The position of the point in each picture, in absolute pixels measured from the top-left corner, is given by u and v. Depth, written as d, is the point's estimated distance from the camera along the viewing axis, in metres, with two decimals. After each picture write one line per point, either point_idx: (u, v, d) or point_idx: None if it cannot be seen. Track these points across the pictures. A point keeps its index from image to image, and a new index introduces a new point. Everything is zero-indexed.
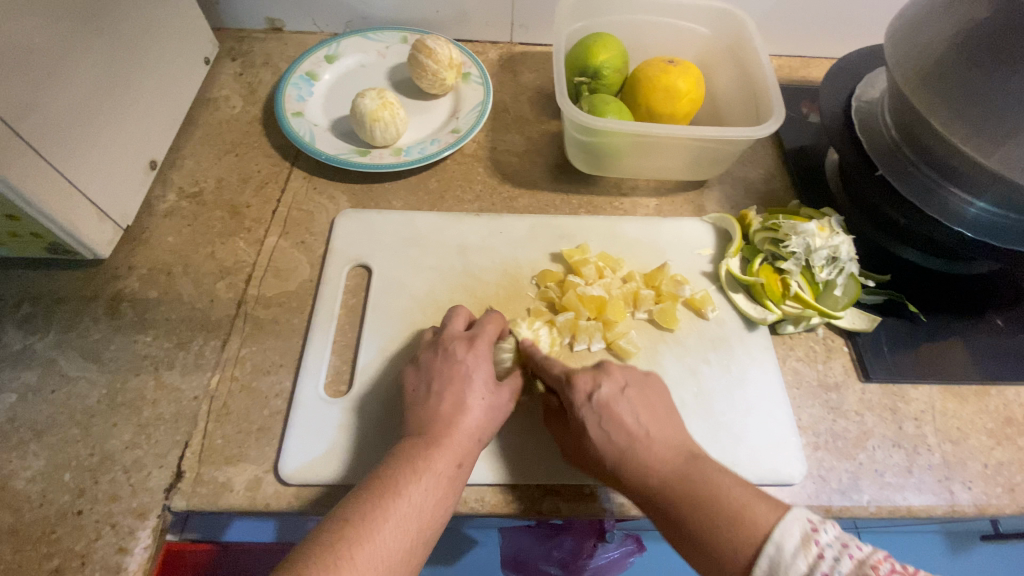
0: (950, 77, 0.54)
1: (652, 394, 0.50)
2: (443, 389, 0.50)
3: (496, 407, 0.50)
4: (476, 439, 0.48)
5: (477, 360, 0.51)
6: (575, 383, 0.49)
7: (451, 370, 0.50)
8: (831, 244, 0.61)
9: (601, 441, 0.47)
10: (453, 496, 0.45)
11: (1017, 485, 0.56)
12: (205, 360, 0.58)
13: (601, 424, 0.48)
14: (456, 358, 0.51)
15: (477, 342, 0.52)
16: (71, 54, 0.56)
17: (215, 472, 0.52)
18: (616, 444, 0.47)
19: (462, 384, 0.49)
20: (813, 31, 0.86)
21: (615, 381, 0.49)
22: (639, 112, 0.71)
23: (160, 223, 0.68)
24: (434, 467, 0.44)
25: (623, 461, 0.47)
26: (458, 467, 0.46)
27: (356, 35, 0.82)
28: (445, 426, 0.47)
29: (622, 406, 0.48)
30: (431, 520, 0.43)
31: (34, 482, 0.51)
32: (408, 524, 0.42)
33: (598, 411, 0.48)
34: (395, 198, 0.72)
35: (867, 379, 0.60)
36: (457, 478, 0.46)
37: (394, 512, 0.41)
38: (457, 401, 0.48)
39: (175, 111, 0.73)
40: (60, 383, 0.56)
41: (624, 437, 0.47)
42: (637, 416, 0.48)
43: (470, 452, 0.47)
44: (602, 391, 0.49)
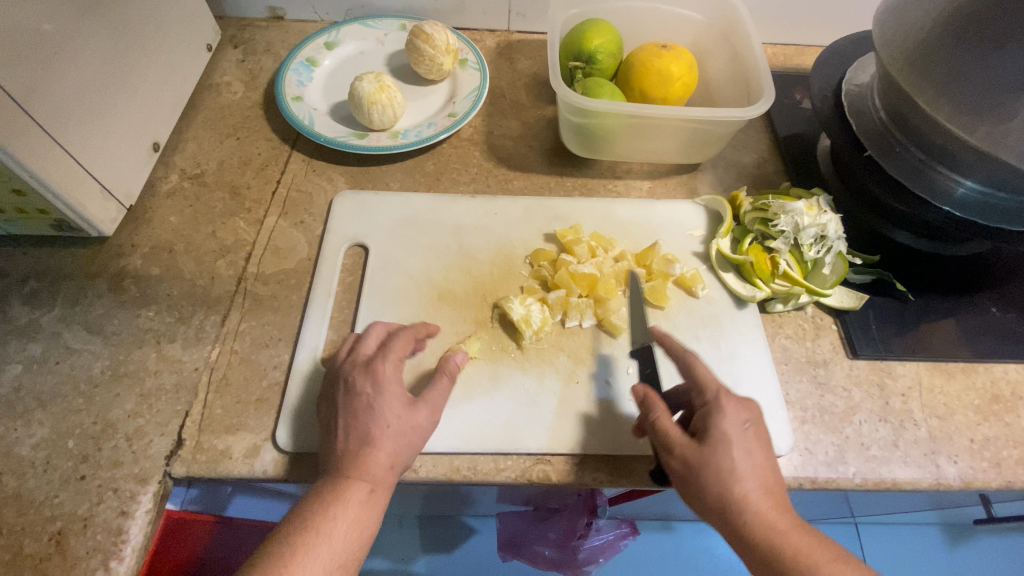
0: (934, 57, 0.55)
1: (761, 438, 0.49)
2: (349, 420, 0.49)
3: (410, 430, 0.49)
4: (388, 466, 0.47)
5: (377, 387, 0.50)
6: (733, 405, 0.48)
7: (354, 401, 0.49)
8: (819, 223, 0.62)
9: (742, 470, 0.45)
10: (371, 520, 0.46)
11: (1002, 460, 0.56)
12: (206, 334, 0.60)
13: (746, 456, 0.46)
14: (358, 388, 0.50)
15: (376, 366, 0.51)
16: (79, 36, 0.57)
17: (215, 440, 0.54)
18: (746, 480, 0.45)
19: (364, 416, 0.48)
20: (806, 19, 0.87)
21: (751, 415, 0.49)
22: (632, 97, 0.72)
23: (163, 203, 0.70)
24: (343, 498, 0.45)
25: (748, 496, 0.45)
26: (371, 493, 0.46)
27: (355, 23, 0.84)
28: (353, 456, 0.47)
29: (757, 443, 0.47)
30: (348, 548, 0.45)
31: (38, 449, 0.52)
32: (320, 559, 0.43)
33: (747, 440, 0.47)
34: (393, 180, 0.73)
35: (855, 356, 0.61)
36: (372, 503, 0.46)
37: (303, 550, 0.43)
38: (362, 434, 0.48)
39: (178, 96, 0.74)
40: (65, 355, 0.58)
41: (758, 476, 0.46)
42: (765, 457, 0.47)
43: (386, 478, 0.47)
44: (751, 425, 0.48)
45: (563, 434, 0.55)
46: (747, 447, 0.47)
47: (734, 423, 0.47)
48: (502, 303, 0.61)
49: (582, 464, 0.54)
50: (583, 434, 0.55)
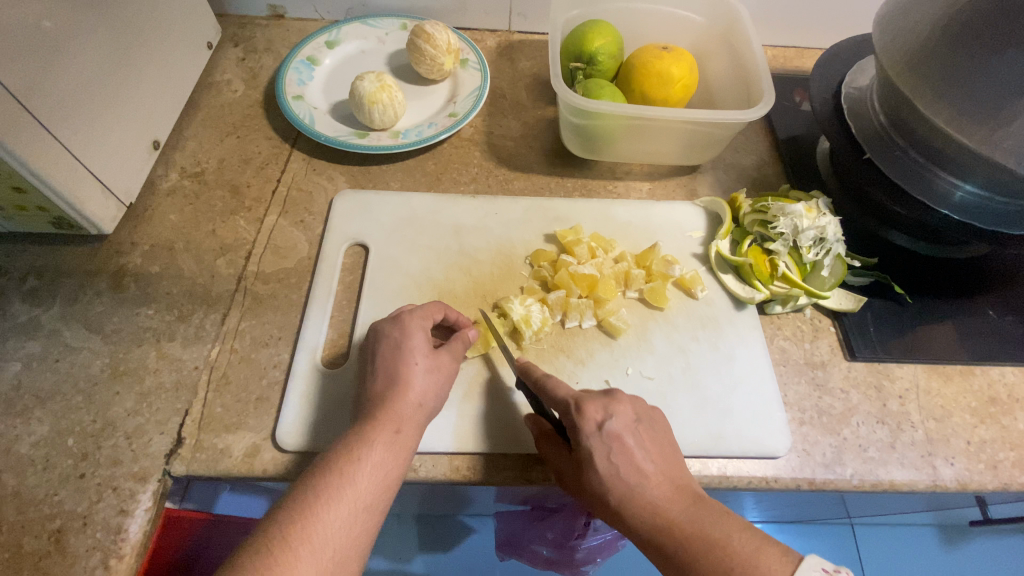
0: (934, 60, 0.55)
1: (655, 429, 0.50)
2: (379, 366, 0.51)
3: (432, 371, 0.51)
4: (415, 405, 0.49)
5: (408, 332, 0.53)
6: (586, 413, 0.49)
7: (383, 348, 0.52)
8: (818, 225, 0.62)
9: (610, 474, 0.46)
10: (397, 463, 0.46)
11: (999, 462, 0.57)
12: (206, 333, 0.60)
13: (611, 460, 0.47)
14: (386, 333, 0.53)
15: (404, 316, 0.54)
16: (80, 34, 0.57)
17: (215, 439, 0.54)
18: (624, 482, 0.46)
19: (393, 358, 0.51)
20: (806, 21, 0.87)
21: (625, 414, 0.49)
22: (632, 98, 0.72)
23: (163, 201, 0.70)
24: (368, 439, 0.45)
25: (625, 497, 0.46)
26: (396, 433, 0.47)
27: (356, 22, 0.84)
28: (383, 399, 0.48)
29: (631, 441, 0.48)
30: (374, 490, 0.44)
31: (37, 447, 0.52)
32: (344, 499, 0.42)
33: (609, 444, 0.47)
34: (393, 179, 0.73)
35: (853, 358, 0.62)
36: (398, 443, 0.46)
37: (327, 489, 0.42)
38: (391, 374, 0.50)
39: (178, 93, 0.74)
40: (64, 353, 0.58)
41: (632, 474, 0.46)
42: (644, 451, 0.48)
43: (411, 419, 0.48)
44: (613, 425, 0.48)
45: None
46: (621, 453, 0.47)
47: (586, 433, 0.48)
48: (501, 303, 0.62)
49: None
50: None
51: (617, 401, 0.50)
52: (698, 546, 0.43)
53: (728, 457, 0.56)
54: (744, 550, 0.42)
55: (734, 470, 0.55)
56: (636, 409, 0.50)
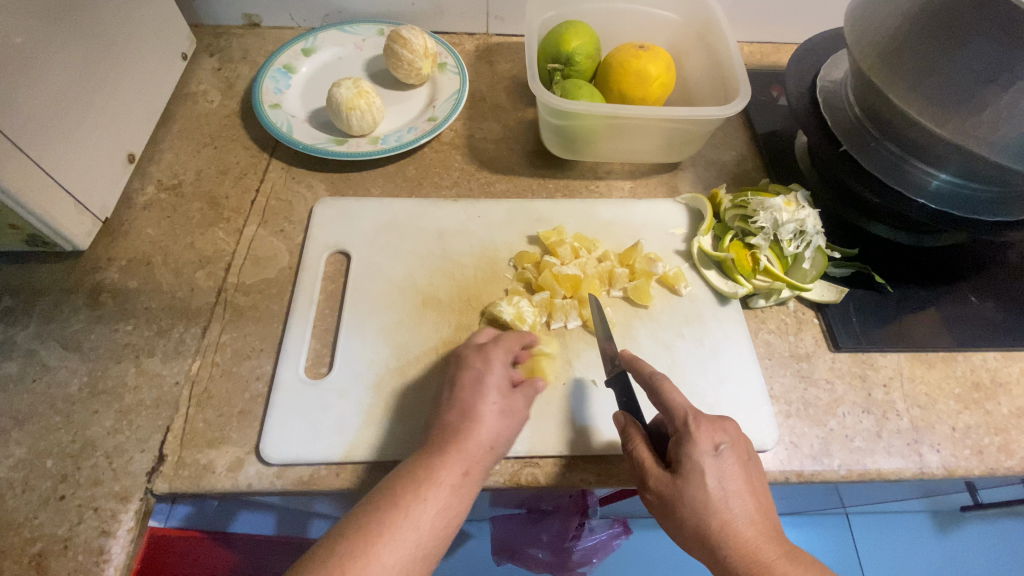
0: (905, 51, 0.55)
1: (755, 461, 0.48)
2: (457, 397, 0.51)
3: (507, 414, 0.50)
4: (486, 447, 0.48)
5: (488, 365, 0.52)
6: (703, 432, 0.46)
7: (462, 379, 0.52)
8: (797, 218, 0.63)
9: (718, 498, 0.44)
10: (460, 509, 0.45)
11: (984, 447, 0.57)
12: (186, 347, 0.59)
13: (721, 484, 0.44)
14: (469, 365, 0.53)
15: (488, 348, 0.54)
16: (49, 47, 0.57)
17: (197, 455, 0.53)
18: (731, 512, 0.44)
19: (472, 389, 0.51)
20: (781, 18, 0.88)
21: (735, 438, 0.47)
22: (611, 98, 0.73)
23: (139, 215, 0.69)
24: (436, 479, 0.45)
25: (727, 525, 0.43)
26: (465, 476, 0.46)
27: (332, 29, 0.83)
28: (455, 435, 0.48)
29: (741, 470, 0.45)
30: (436, 536, 0.43)
31: (15, 470, 0.51)
32: (407, 542, 0.42)
33: (722, 466, 0.45)
34: (373, 186, 0.73)
35: (837, 349, 0.62)
36: (464, 487, 0.45)
37: (390, 527, 0.42)
38: (468, 410, 0.49)
39: (153, 106, 0.73)
40: (41, 373, 0.57)
41: (740, 507, 0.44)
42: (750, 481, 0.46)
43: (480, 461, 0.47)
44: (728, 449, 0.46)
45: (547, 435, 0.55)
46: (728, 476, 0.45)
47: (701, 451, 0.45)
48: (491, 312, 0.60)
49: (570, 466, 0.54)
50: (570, 434, 0.55)
51: (729, 425, 0.48)
52: None
53: None
54: None
55: None
56: (745, 439, 0.48)
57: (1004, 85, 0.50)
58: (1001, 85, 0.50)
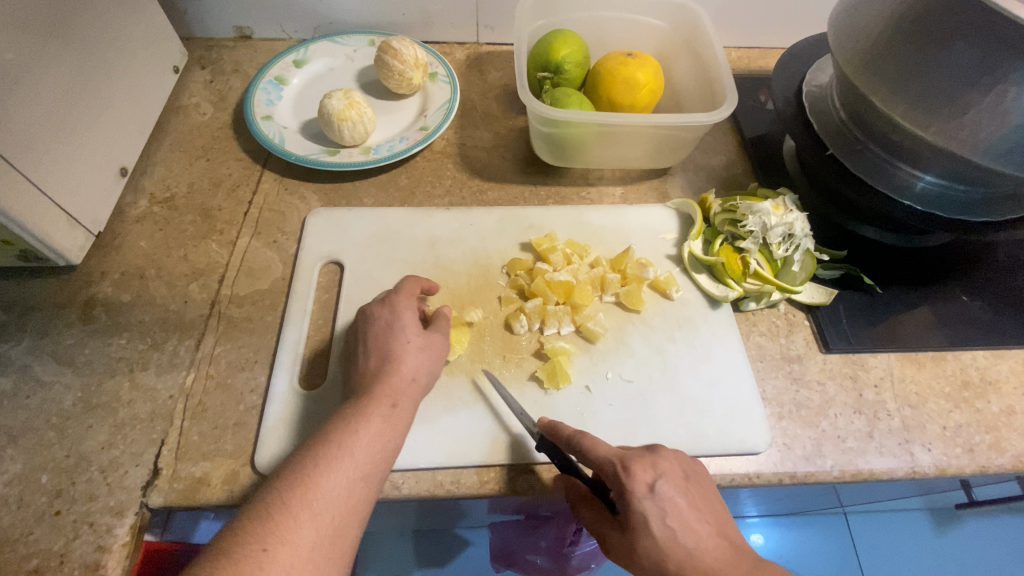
0: (888, 55, 0.56)
1: (703, 485, 0.48)
2: (372, 345, 0.53)
3: (426, 349, 0.53)
4: (409, 382, 0.51)
5: (400, 313, 0.55)
6: (636, 474, 0.46)
7: (375, 328, 0.54)
8: (785, 221, 0.63)
9: (666, 538, 0.44)
10: (393, 436, 0.47)
11: (975, 445, 0.58)
12: (180, 360, 0.59)
13: (666, 523, 0.44)
14: (376, 315, 0.55)
15: (393, 298, 0.56)
16: (40, 62, 0.57)
17: (192, 468, 0.53)
18: (684, 547, 0.44)
19: (385, 336, 0.53)
20: (767, 23, 0.89)
21: (672, 471, 0.47)
22: (600, 105, 0.73)
23: (132, 228, 0.69)
24: (366, 412, 0.47)
25: (685, 564, 0.43)
26: (392, 407, 0.48)
27: (323, 40, 0.84)
28: (376, 378, 0.50)
29: (682, 500, 0.46)
30: (373, 460, 0.45)
31: (9, 486, 0.51)
32: (345, 468, 0.43)
33: (662, 505, 0.45)
34: (366, 196, 0.73)
35: (828, 350, 0.63)
36: (394, 417, 0.48)
37: (329, 458, 0.44)
38: (384, 353, 0.52)
39: (145, 119, 0.74)
40: (35, 388, 0.56)
41: (692, 538, 0.44)
42: (697, 511, 0.46)
43: (405, 394, 0.50)
44: (663, 485, 0.46)
45: None
46: (671, 513, 0.45)
47: (637, 496, 0.45)
48: (511, 331, 0.62)
49: None
50: None
51: (662, 458, 0.48)
52: None
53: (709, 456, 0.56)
54: None
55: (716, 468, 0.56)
56: (683, 467, 0.48)
57: (985, 88, 0.50)
58: (982, 88, 0.50)
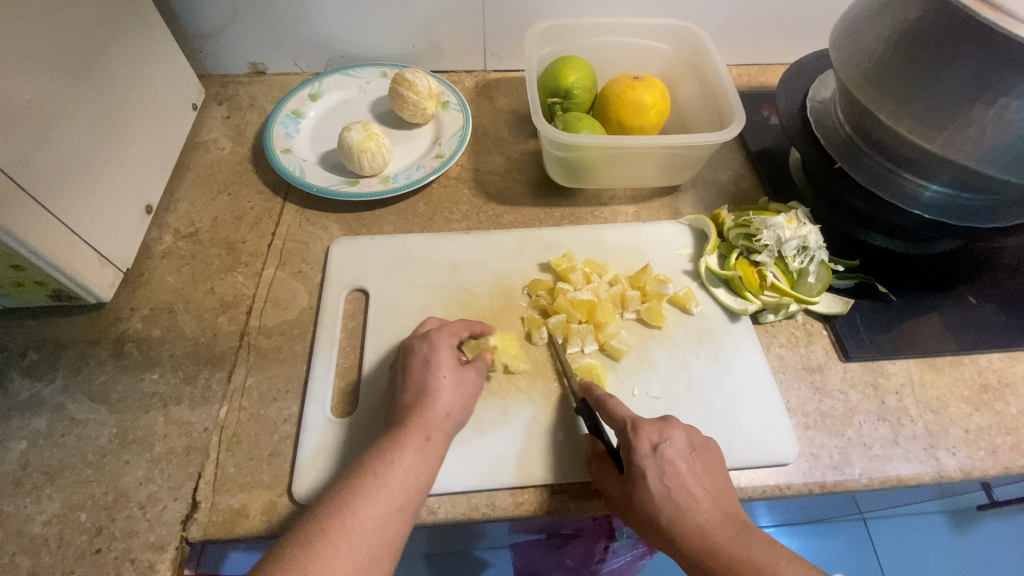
0: (890, 72, 0.58)
1: (708, 457, 0.51)
2: (408, 379, 0.54)
3: (459, 386, 0.54)
4: (443, 416, 0.51)
5: (434, 347, 0.56)
6: (643, 433, 0.50)
7: (412, 363, 0.55)
8: (799, 234, 0.65)
9: (661, 493, 0.47)
10: (427, 467, 0.48)
11: (998, 447, 0.59)
12: (213, 393, 0.60)
13: (664, 482, 0.48)
14: (415, 351, 0.56)
15: (431, 334, 0.57)
16: (69, 107, 0.59)
17: (230, 500, 0.53)
18: (676, 505, 0.47)
19: (420, 370, 0.54)
20: (765, 42, 0.92)
21: (679, 439, 0.50)
22: (610, 127, 0.75)
23: (158, 264, 0.70)
24: (400, 444, 0.48)
25: (677, 519, 0.47)
26: (426, 440, 0.49)
27: (337, 73, 0.86)
28: (410, 411, 0.51)
29: (685, 464, 0.49)
30: (406, 493, 0.46)
31: (49, 525, 0.51)
32: (379, 500, 0.45)
33: (663, 466, 0.48)
34: (386, 223, 0.75)
35: (847, 359, 0.64)
36: (427, 450, 0.49)
37: (362, 489, 0.45)
38: (419, 388, 0.53)
39: (167, 157, 0.76)
40: (70, 426, 0.57)
41: (689, 496, 0.48)
42: (695, 476, 0.49)
43: (439, 428, 0.51)
44: (669, 447, 0.49)
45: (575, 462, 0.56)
46: (671, 470, 0.48)
47: (641, 454, 0.49)
48: (532, 343, 0.64)
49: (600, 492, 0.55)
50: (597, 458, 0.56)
51: (671, 426, 0.51)
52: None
53: (741, 468, 0.57)
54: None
55: (748, 480, 0.57)
56: (691, 437, 0.51)
57: (987, 102, 0.53)
58: (985, 102, 0.53)
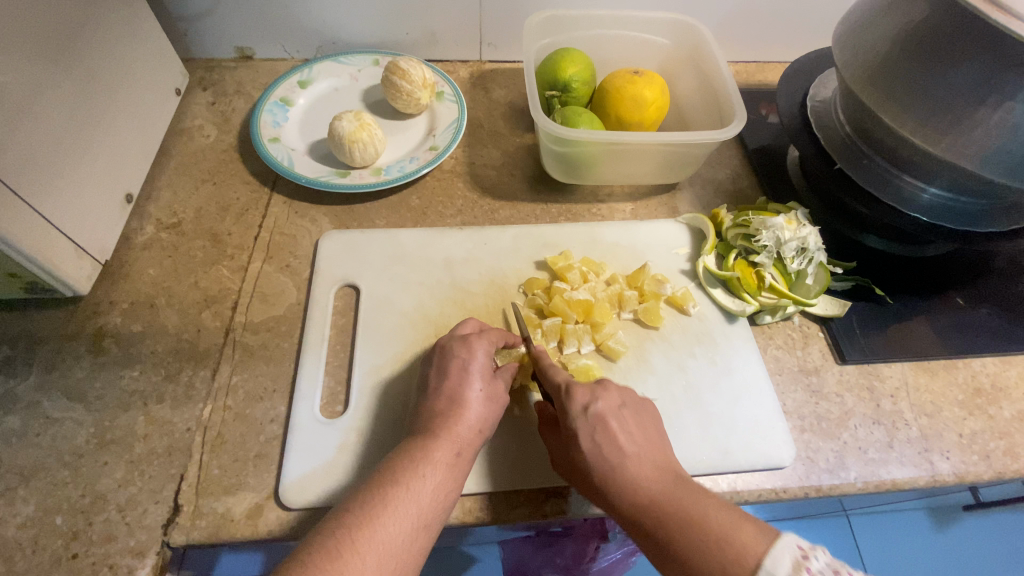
0: (894, 73, 0.57)
1: (642, 415, 0.51)
2: (442, 385, 0.52)
3: (491, 400, 0.52)
4: (475, 431, 0.50)
5: (474, 352, 0.54)
6: (573, 393, 0.50)
7: (449, 367, 0.53)
8: (799, 236, 0.64)
9: (592, 452, 0.47)
10: (454, 485, 0.47)
11: (991, 452, 0.59)
12: (196, 391, 0.58)
13: (596, 440, 0.48)
14: (454, 355, 0.54)
15: (472, 338, 0.55)
16: (45, 90, 0.56)
17: (214, 503, 0.52)
18: (606, 461, 0.47)
19: (458, 377, 0.52)
20: (765, 38, 0.91)
21: (610, 398, 0.51)
22: (608, 122, 0.74)
23: (140, 256, 0.67)
24: (432, 458, 0.46)
25: (608, 475, 0.46)
26: (458, 456, 0.48)
27: (327, 60, 0.84)
28: (443, 421, 0.49)
29: (615, 423, 0.49)
30: (434, 511, 0.44)
31: (23, 530, 0.49)
32: (409, 515, 0.43)
33: (594, 424, 0.48)
34: (378, 217, 0.73)
35: (844, 361, 0.64)
36: (457, 467, 0.47)
37: (395, 501, 0.43)
38: (454, 396, 0.51)
39: (149, 144, 0.73)
40: (45, 425, 0.55)
41: (620, 453, 0.47)
42: (628, 433, 0.49)
43: (470, 444, 0.49)
44: (598, 407, 0.49)
45: None
46: (602, 431, 0.48)
47: (572, 414, 0.49)
48: None
49: None
50: None
51: (605, 388, 0.52)
52: (678, 531, 0.42)
53: (737, 471, 0.57)
54: (723, 526, 0.41)
55: (744, 484, 0.56)
56: (622, 395, 0.51)
57: (993, 106, 0.52)
58: (990, 105, 0.52)
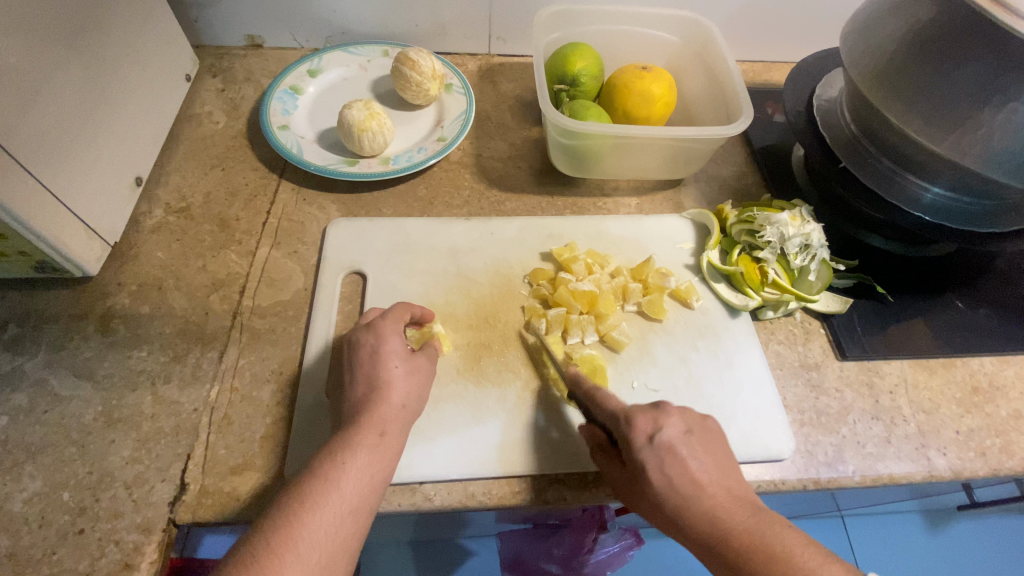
0: (900, 72, 0.57)
1: (708, 438, 0.49)
2: (357, 373, 0.52)
3: (412, 373, 0.53)
4: (399, 407, 0.50)
5: (384, 336, 0.54)
6: (636, 425, 0.48)
7: (360, 355, 0.53)
8: (803, 232, 0.65)
9: (665, 484, 0.46)
10: (383, 466, 0.47)
11: (987, 449, 0.60)
12: (203, 372, 0.58)
13: (665, 471, 0.46)
14: (362, 342, 0.54)
15: (377, 323, 0.55)
16: (58, 71, 0.56)
17: (219, 482, 0.52)
18: (682, 490, 0.46)
19: (370, 362, 0.52)
20: (772, 38, 0.91)
21: (675, 425, 0.48)
22: (615, 117, 0.74)
23: (148, 239, 0.68)
24: (352, 444, 0.46)
25: (684, 507, 0.45)
26: (381, 435, 0.48)
27: (337, 49, 0.84)
28: (365, 405, 0.49)
29: (685, 451, 0.47)
30: (361, 494, 0.45)
31: (31, 504, 0.50)
32: (331, 505, 0.43)
33: (662, 455, 0.47)
34: (385, 206, 0.73)
35: (844, 358, 0.64)
36: (383, 447, 0.47)
37: (316, 497, 0.43)
38: (371, 381, 0.51)
39: (158, 128, 0.73)
40: (53, 403, 0.55)
41: (697, 482, 0.46)
42: (698, 459, 0.47)
43: (393, 423, 0.49)
44: (666, 436, 0.47)
45: (573, 449, 0.56)
46: (674, 461, 0.47)
47: (637, 446, 0.47)
48: (530, 332, 0.63)
49: (595, 481, 0.55)
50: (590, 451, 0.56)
51: (665, 413, 0.49)
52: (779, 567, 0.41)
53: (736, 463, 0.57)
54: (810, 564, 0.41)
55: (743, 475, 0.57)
56: (686, 421, 0.49)
57: (997, 106, 0.52)
58: (994, 107, 0.53)
